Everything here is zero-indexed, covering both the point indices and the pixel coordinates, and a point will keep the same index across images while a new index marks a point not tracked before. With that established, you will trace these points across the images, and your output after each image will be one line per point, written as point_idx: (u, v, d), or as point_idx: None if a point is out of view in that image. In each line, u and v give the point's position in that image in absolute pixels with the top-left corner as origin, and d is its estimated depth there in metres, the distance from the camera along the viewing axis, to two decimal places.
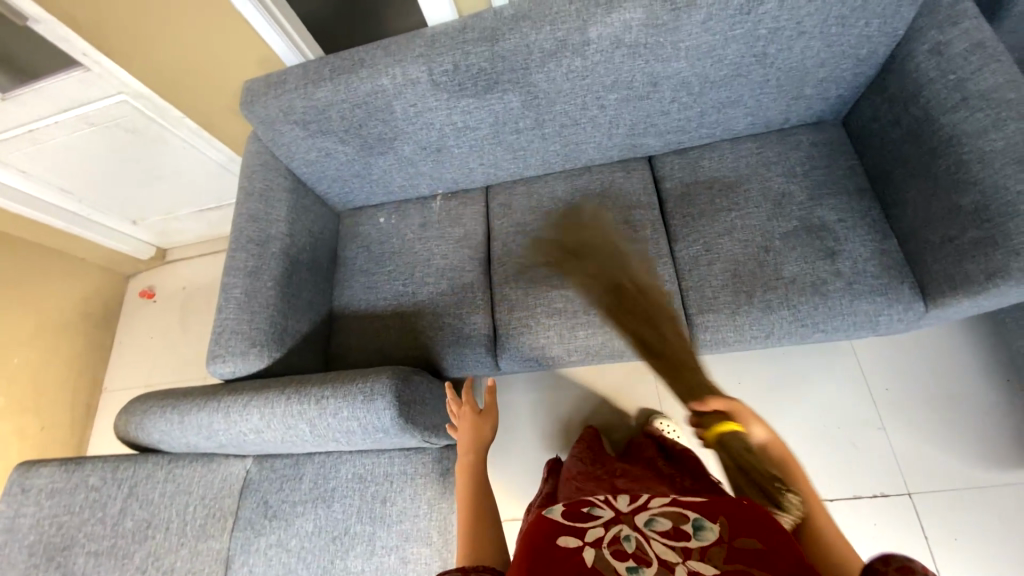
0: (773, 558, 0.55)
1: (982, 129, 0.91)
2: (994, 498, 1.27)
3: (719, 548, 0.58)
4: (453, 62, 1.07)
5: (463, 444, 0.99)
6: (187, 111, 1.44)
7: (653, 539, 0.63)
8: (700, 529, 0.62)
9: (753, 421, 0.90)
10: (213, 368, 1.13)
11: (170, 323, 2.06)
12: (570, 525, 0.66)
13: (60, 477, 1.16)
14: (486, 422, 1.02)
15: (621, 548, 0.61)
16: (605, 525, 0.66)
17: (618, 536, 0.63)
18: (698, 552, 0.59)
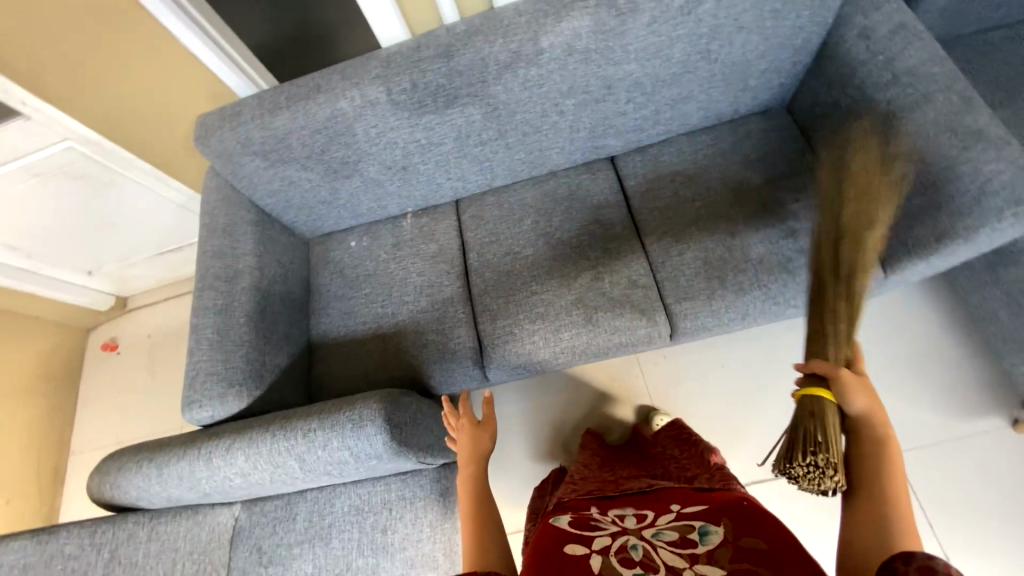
0: (774, 554, 0.62)
1: (914, 103, 0.98)
2: (969, 447, 1.34)
3: (724, 550, 0.65)
4: (411, 81, 1.07)
5: (462, 458, 0.95)
6: (142, 153, 1.40)
7: (659, 548, 0.69)
8: (705, 534, 0.70)
9: (856, 390, 0.72)
10: (190, 415, 1.08)
11: (138, 374, 1.96)
12: (580, 536, 0.72)
13: (31, 550, 1.07)
14: (484, 432, 0.98)
15: (629, 556, 0.67)
16: (612, 535, 0.72)
17: (626, 545, 0.69)
18: (705, 556, 0.66)
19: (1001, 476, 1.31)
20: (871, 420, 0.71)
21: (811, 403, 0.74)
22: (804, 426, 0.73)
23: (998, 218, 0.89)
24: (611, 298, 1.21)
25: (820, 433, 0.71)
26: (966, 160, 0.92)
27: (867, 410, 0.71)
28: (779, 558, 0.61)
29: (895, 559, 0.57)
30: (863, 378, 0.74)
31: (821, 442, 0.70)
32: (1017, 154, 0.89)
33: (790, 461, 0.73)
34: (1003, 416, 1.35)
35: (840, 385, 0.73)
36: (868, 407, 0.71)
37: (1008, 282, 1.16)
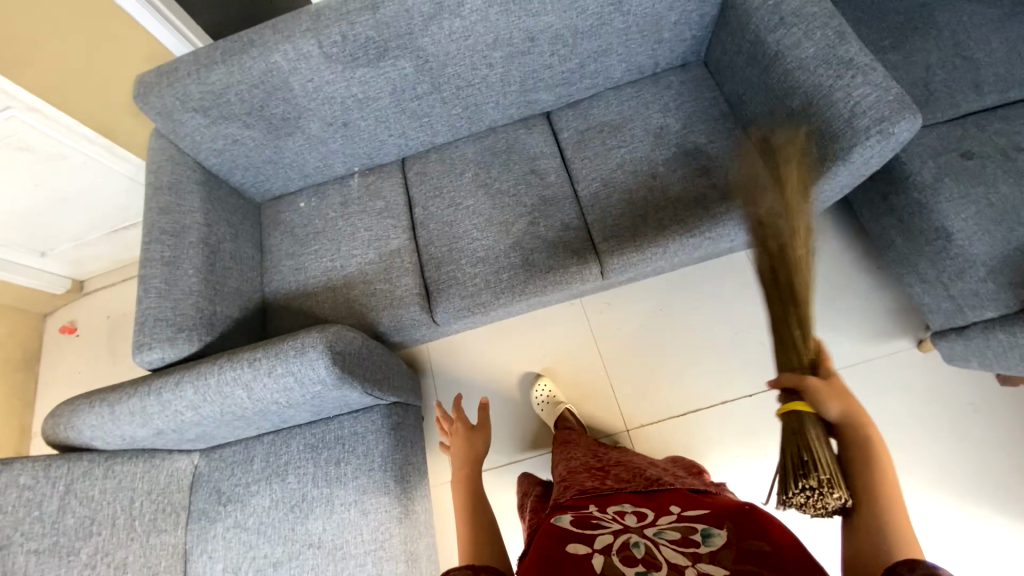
0: (781, 558, 0.64)
1: (797, 41, 1.09)
2: (883, 367, 1.48)
3: (728, 552, 0.68)
4: (340, 33, 1.13)
5: (460, 457, 1.18)
6: (82, 117, 1.41)
7: (661, 546, 0.72)
8: (708, 536, 0.72)
9: (829, 397, 0.77)
10: (141, 357, 1.13)
11: (97, 355, 1.96)
12: (580, 535, 0.76)
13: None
14: (478, 437, 1.24)
15: (631, 554, 0.70)
16: (614, 534, 0.76)
17: (627, 544, 0.72)
18: (707, 555, 0.68)
19: (911, 394, 1.45)
20: (852, 421, 0.76)
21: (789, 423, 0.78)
22: (793, 451, 0.76)
23: (867, 135, 0.99)
24: (546, 239, 1.30)
25: (806, 451, 0.74)
26: (840, 87, 1.03)
27: (846, 412, 0.76)
28: (783, 561, 0.64)
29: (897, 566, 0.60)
30: (830, 382, 0.79)
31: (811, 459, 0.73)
32: (881, 79, 1.01)
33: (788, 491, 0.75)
34: (909, 338, 1.49)
35: (815, 396, 0.76)
36: (847, 408, 0.77)
37: (900, 209, 1.28)
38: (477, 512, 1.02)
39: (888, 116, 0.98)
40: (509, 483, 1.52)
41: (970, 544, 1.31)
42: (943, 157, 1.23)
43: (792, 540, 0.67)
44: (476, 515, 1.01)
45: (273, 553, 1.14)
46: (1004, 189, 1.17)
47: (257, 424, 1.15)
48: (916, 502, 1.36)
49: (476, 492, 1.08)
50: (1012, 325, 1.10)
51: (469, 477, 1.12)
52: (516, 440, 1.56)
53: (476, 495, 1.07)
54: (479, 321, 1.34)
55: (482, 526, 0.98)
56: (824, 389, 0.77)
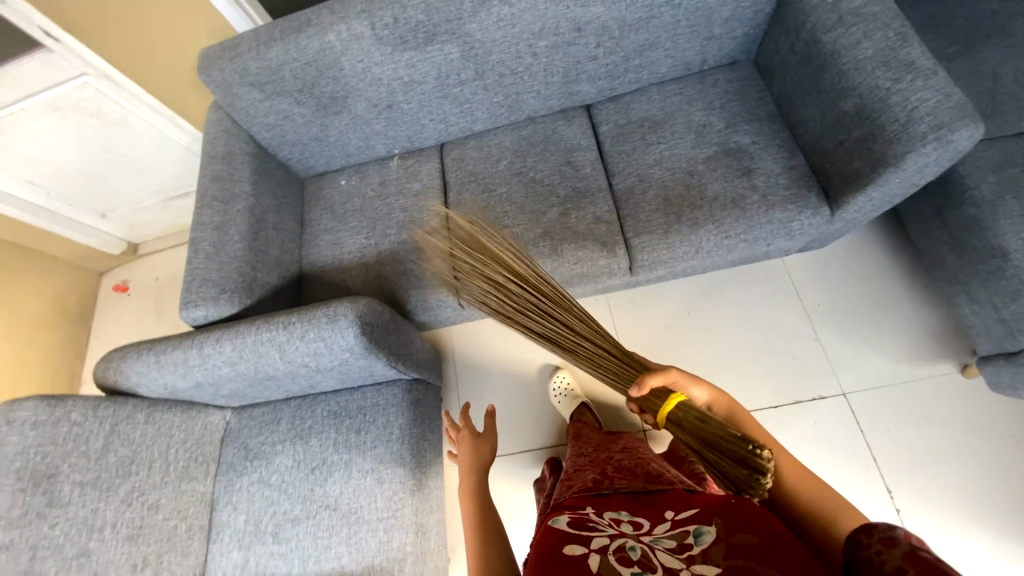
0: (769, 552, 0.63)
1: (855, 42, 1.05)
2: (920, 389, 1.41)
3: (719, 548, 0.67)
4: (392, 16, 1.17)
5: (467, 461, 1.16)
6: (151, 88, 1.52)
7: (657, 550, 0.71)
8: (699, 535, 0.71)
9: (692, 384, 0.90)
10: (186, 314, 1.20)
11: (145, 315, 2.09)
12: (576, 536, 0.76)
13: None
14: (484, 443, 1.20)
15: (626, 556, 0.69)
16: (610, 536, 0.75)
17: (623, 546, 0.71)
18: (700, 556, 0.67)
19: (950, 420, 1.37)
20: (713, 400, 0.92)
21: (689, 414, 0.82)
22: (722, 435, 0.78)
23: (923, 142, 0.95)
24: (577, 230, 1.30)
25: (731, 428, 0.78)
26: (898, 90, 0.99)
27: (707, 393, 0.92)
28: (774, 554, 0.62)
29: (858, 532, 0.61)
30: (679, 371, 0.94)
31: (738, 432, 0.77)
32: (943, 83, 0.96)
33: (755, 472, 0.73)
34: (953, 363, 1.41)
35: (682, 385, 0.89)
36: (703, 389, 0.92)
37: (954, 225, 1.22)
38: (485, 511, 1.00)
39: (947, 122, 0.93)
40: (520, 471, 1.53)
41: None
42: (1007, 172, 1.16)
43: (772, 522, 0.68)
44: (486, 507, 1.01)
45: (292, 510, 1.19)
46: None
47: (286, 386, 1.21)
48: (944, 533, 1.29)
49: (484, 495, 1.06)
50: None
51: (477, 477, 1.10)
52: (531, 429, 1.57)
53: (484, 491, 1.06)
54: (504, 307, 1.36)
55: (487, 527, 0.95)
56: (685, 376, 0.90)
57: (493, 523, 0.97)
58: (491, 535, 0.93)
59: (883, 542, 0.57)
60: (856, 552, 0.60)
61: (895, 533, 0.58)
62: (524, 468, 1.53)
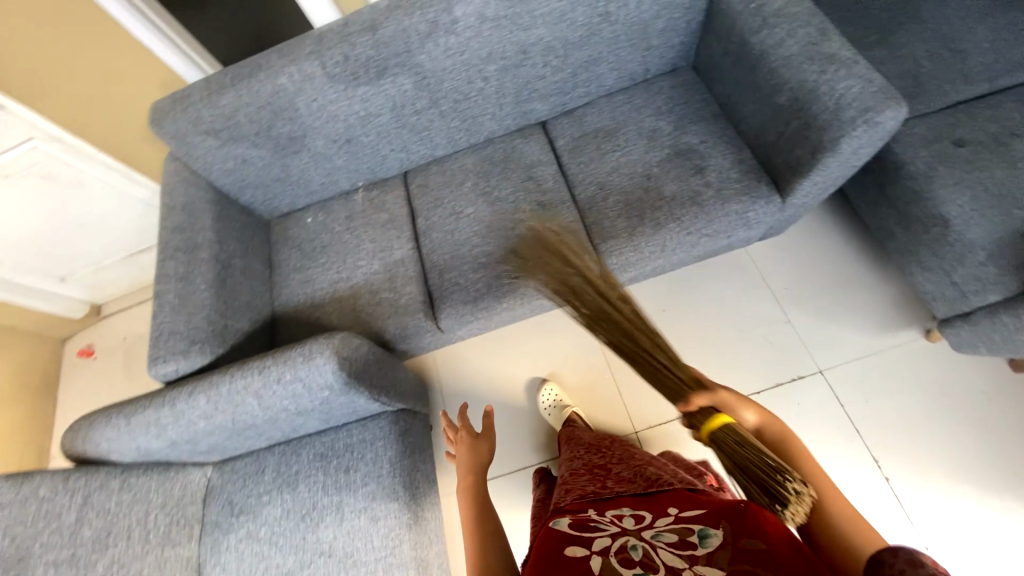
0: (778, 560, 0.62)
1: (780, 41, 1.12)
2: (891, 358, 1.46)
3: (725, 552, 0.67)
4: (342, 54, 1.19)
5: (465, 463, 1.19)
6: (104, 145, 1.50)
7: (659, 548, 0.71)
8: (705, 537, 0.71)
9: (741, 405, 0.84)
10: (155, 371, 1.16)
11: (114, 378, 2.00)
12: (578, 538, 0.76)
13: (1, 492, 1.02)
14: (482, 443, 1.23)
15: (628, 556, 0.70)
16: (612, 536, 0.75)
17: (624, 546, 0.72)
18: (704, 558, 0.67)
19: (922, 384, 1.43)
20: (764, 423, 0.84)
21: (728, 435, 0.77)
22: (756, 461, 0.74)
23: (854, 126, 1.02)
24: (546, 242, 1.33)
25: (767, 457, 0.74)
26: (825, 81, 1.06)
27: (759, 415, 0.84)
28: (783, 562, 0.62)
29: (882, 551, 0.62)
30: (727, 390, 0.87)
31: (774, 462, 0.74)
32: (864, 71, 1.04)
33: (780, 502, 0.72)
34: (917, 328, 1.48)
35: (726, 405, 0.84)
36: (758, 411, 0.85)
37: (897, 199, 1.29)
38: (483, 515, 1.03)
39: (873, 105, 1.00)
40: (519, 490, 1.51)
41: (995, 539, 1.27)
42: (935, 146, 1.24)
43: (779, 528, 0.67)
44: (483, 511, 1.04)
45: (285, 563, 1.14)
46: (998, 175, 1.18)
47: (268, 433, 1.17)
48: (931, 494, 1.33)
49: (483, 497, 1.09)
50: (1016, 307, 1.10)
51: (474, 481, 1.13)
52: (525, 445, 1.56)
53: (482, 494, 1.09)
54: (483, 326, 1.36)
55: (485, 526, 1.00)
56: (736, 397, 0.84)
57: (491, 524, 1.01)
58: (488, 536, 0.97)
59: (909, 562, 0.58)
60: (878, 570, 0.61)
61: (922, 558, 0.58)
62: (523, 487, 1.51)
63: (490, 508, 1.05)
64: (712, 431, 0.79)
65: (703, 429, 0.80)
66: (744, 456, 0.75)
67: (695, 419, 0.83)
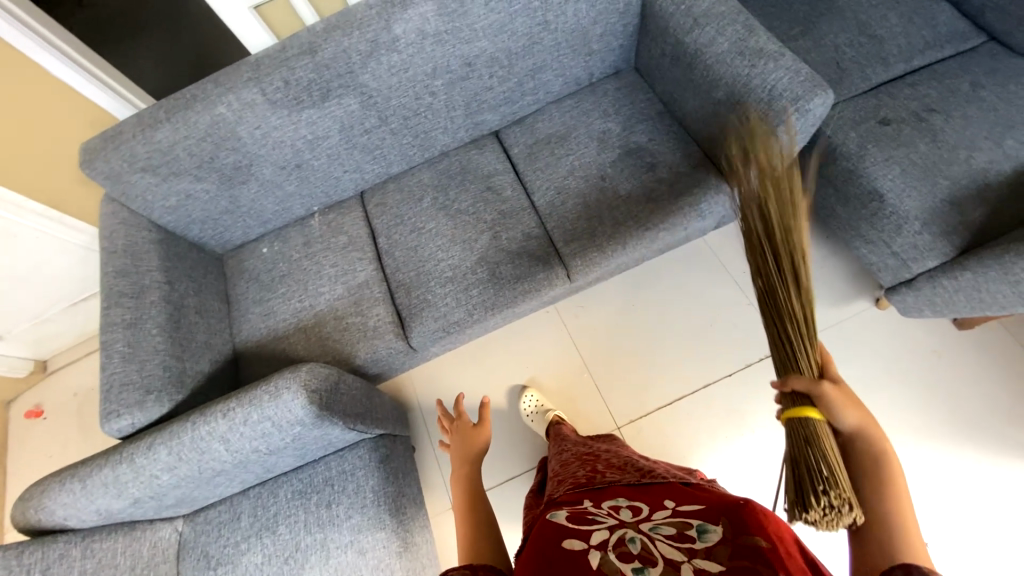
0: (777, 555, 0.62)
1: (712, 38, 1.17)
2: (848, 329, 1.54)
3: (723, 547, 0.67)
4: (282, 79, 1.17)
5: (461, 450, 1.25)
6: (32, 192, 1.41)
7: (657, 541, 0.72)
8: (703, 532, 0.72)
9: (844, 404, 0.72)
10: (109, 426, 1.09)
11: (68, 438, 1.87)
12: (576, 531, 0.77)
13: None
14: (477, 434, 1.29)
15: (626, 549, 0.70)
16: (610, 529, 0.76)
17: (623, 540, 0.72)
18: (702, 551, 0.68)
19: (879, 351, 1.51)
20: (867, 433, 0.73)
21: (799, 426, 0.73)
22: (805, 459, 0.70)
23: (787, 114, 1.07)
24: (511, 251, 1.33)
25: (824, 465, 0.68)
26: (757, 74, 1.11)
27: (861, 421, 0.72)
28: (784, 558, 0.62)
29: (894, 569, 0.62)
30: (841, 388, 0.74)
31: (828, 474, 0.67)
32: (791, 62, 1.09)
33: (804, 504, 0.68)
34: (868, 298, 1.56)
35: (822, 402, 0.72)
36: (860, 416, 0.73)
37: (835, 179, 1.36)
38: (476, 504, 1.05)
39: (802, 94, 1.06)
40: (510, 502, 1.50)
41: (958, 490, 1.35)
42: (864, 127, 1.32)
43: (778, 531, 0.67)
44: (477, 507, 1.04)
45: None
46: (921, 149, 1.27)
47: (240, 477, 1.12)
48: (897, 454, 1.40)
49: (476, 488, 1.11)
50: (952, 271, 1.18)
51: (469, 471, 1.18)
52: (512, 455, 1.55)
53: (474, 484, 1.12)
54: (455, 340, 1.35)
55: (479, 517, 1.01)
56: (842, 397, 0.72)
57: (483, 510, 1.03)
58: (480, 531, 0.97)
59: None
60: None
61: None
62: (514, 497, 1.50)
63: (484, 499, 1.07)
64: (792, 419, 0.74)
65: (784, 412, 0.76)
66: (799, 451, 0.72)
67: (784, 400, 0.78)
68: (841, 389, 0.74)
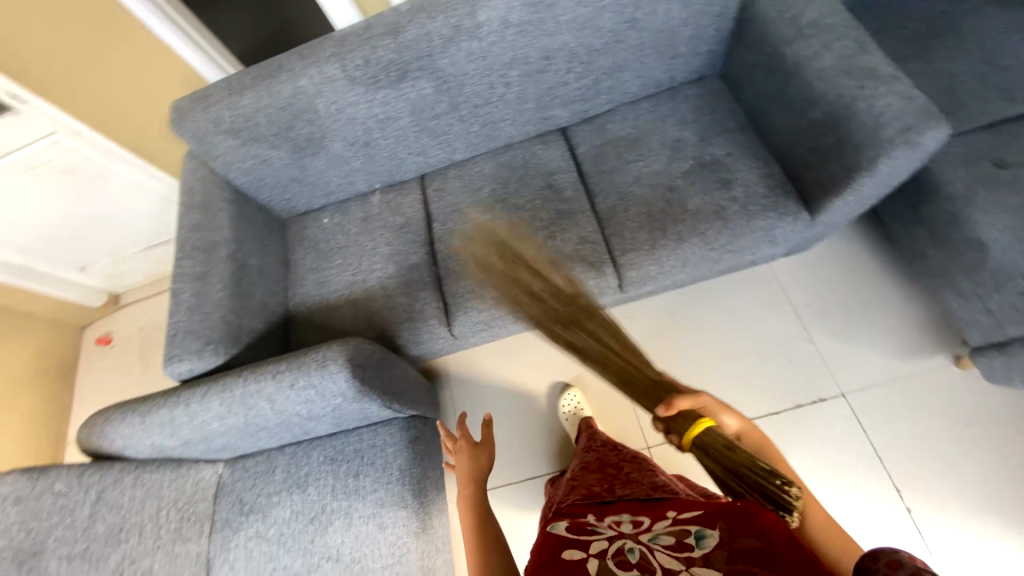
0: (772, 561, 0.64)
1: (816, 53, 1.08)
2: (917, 384, 1.42)
3: (721, 552, 0.69)
4: (363, 57, 1.18)
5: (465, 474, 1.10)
6: (125, 142, 1.51)
7: (656, 550, 0.74)
8: (701, 538, 0.73)
9: (720, 412, 0.91)
10: (171, 370, 1.17)
11: (130, 369, 2.03)
12: (577, 540, 0.80)
13: (23, 484, 1.05)
14: (482, 452, 1.13)
15: (625, 559, 0.73)
16: (610, 539, 0.78)
17: (622, 549, 0.75)
18: (701, 559, 0.70)
19: (950, 415, 1.38)
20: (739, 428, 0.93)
21: (716, 438, 0.80)
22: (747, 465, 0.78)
23: (892, 145, 0.97)
24: (564, 253, 1.30)
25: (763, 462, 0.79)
26: (863, 97, 1.01)
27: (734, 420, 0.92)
28: (778, 558, 0.64)
29: (864, 558, 0.61)
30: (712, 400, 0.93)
31: (768, 466, 0.79)
32: (906, 88, 0.99)
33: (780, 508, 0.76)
34: (945, 354, 1.43)
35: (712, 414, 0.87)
36: (733, 420, 0.92)
37: (931, 220, 1.24)
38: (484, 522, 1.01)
39: (914, 125, 0.96)
40: (528, 502, 1.50)
41: None
42: (975, 166, 1.19)
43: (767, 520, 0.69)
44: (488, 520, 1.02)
45: (292, 565, 1.14)
46: None
47: (279, 435, 1.17)
48: (955, 531, 1.28)
49: (485, 514, 1.03)
50: None
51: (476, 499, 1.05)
52: (535, 455, 1.54)
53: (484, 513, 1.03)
54: (496, 333, 1.37)
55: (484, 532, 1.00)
56: (718, 406, 0.91)
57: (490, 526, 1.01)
58: (487, 538, 0.98)
59: (888, 566, 0.57)
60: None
61: (897, 556, 0.58)
62: (532, 496, 1.50)
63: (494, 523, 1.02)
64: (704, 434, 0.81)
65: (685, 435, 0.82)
66: (736, 460, 0.78)
67: (679, 423, 0.84)
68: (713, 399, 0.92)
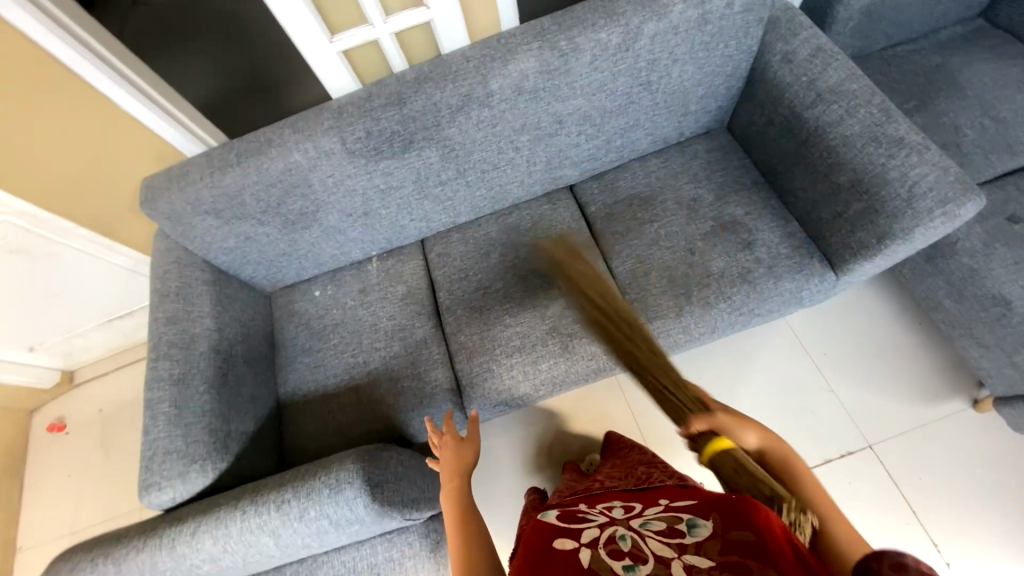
0: (769, 553, 0.57)
1: (839, 118, 1.06)
2: (941, 431, 1.39)
3: (714, 542, 0.61)
4: (365, 129, 1.08)
5: (447, 472, 0.95)
6: (84, 220, 1.34)
7: (647, 539, 0.67)
8: (693, 526, 0.66)
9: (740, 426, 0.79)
10: (149, 497, 1.00)
11: (90, 458, 1.78)
12: (566, 530, 0.73)
13: None
14: (468, 447, 1.00)
15: (617, 548, 0.65)
16: (600, 528, 0.72)
17: (613, 538, 0.68)
18: (693, 547, 0.62)
19: (978, 459, 1.36)
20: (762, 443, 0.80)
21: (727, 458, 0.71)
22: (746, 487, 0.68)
23: (930, 216, 0.96)
24: None
25: (762, 485, 0.68)
26: (894, 166, 1.00)
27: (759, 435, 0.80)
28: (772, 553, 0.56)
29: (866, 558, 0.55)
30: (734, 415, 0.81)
31: (772, 491, 0.67)
32: (937, 158, 0.98)
33: None
34: (964, 398, 1.42)
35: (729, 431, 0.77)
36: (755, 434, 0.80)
37: (948, 273, 1.23)
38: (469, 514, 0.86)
39: (951, 197, 0.95)
40: None
41: None
42: (989, 222, 1.20)
43: (768, 517, 0.61)
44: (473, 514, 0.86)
45: None
46: None
47: (280, 562, 1.01)
48: None
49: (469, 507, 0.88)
50: None
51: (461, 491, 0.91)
52: None
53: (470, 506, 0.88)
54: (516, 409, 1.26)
55: (468, 513, 0.86)
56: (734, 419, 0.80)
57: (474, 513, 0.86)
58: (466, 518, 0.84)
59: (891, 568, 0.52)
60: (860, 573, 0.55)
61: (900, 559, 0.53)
62: None
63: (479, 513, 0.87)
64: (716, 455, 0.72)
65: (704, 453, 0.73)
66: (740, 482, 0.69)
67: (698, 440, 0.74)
68: (729, 411, 0.82)
